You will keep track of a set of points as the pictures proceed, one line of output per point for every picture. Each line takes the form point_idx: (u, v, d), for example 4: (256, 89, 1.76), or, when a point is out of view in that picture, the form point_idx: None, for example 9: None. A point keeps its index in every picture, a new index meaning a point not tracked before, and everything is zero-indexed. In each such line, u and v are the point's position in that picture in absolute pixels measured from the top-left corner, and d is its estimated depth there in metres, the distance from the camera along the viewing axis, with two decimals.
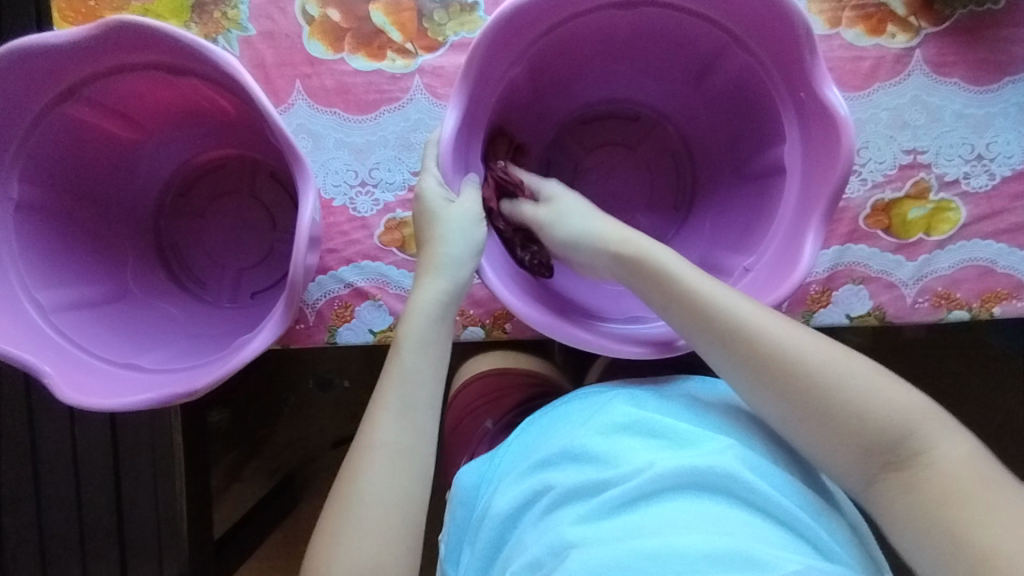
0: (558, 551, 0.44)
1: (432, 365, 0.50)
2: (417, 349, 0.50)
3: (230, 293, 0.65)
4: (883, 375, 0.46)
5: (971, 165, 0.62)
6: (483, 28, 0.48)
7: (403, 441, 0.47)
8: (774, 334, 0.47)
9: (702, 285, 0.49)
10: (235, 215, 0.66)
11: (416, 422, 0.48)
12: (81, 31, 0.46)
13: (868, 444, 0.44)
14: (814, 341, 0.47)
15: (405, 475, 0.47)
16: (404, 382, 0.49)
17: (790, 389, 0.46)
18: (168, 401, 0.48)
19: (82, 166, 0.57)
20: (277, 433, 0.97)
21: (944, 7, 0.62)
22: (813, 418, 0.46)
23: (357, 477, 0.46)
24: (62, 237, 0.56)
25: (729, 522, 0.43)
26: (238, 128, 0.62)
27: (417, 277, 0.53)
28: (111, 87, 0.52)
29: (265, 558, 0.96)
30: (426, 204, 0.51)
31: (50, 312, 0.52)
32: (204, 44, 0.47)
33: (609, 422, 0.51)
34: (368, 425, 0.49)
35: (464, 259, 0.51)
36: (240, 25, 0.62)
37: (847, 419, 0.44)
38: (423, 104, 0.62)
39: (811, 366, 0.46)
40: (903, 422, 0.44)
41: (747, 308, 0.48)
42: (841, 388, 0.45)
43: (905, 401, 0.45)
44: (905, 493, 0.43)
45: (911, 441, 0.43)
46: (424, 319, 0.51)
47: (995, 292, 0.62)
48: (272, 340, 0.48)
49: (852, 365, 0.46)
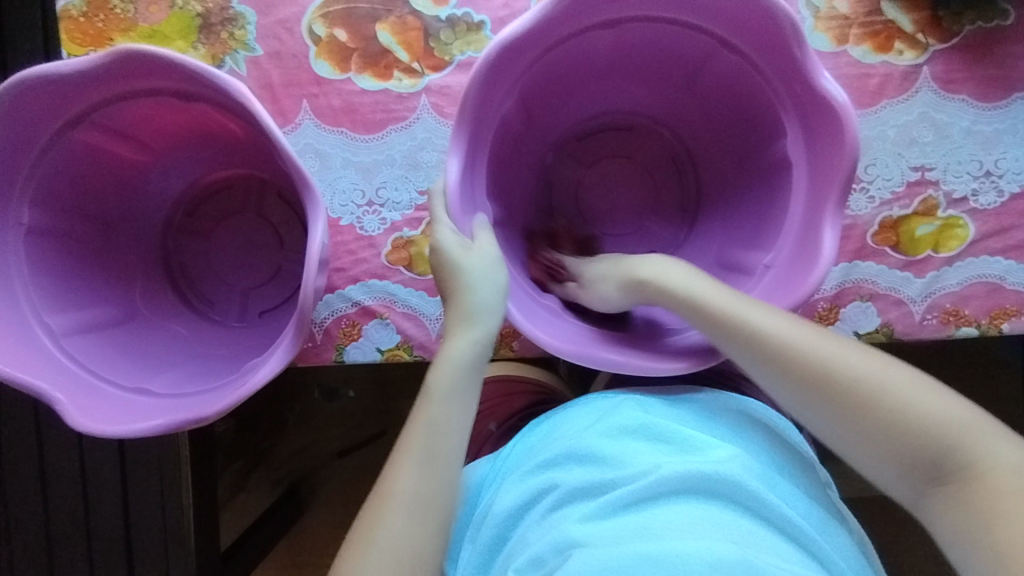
0: (562, 549, 0.43)
1: (459, 415, 0.50)
2: (446, 400, 0.49)
3: (238, 312, 0.65)
4: (920, 381, 0.45)
5: (979, 181, 0.62)
6: (491, 44, 0.48)
7: (425, 492, 0.47)
8: (805, 348, 0.47)
9: (728, 301, 0.49)
10: (242, 234, 0.67)
11: (439, 471, 0.47)
12: (91, 60, 0.46)
13: (911, 457, 0.44)
14: (847, 352, 0.47)
15: (426, 527, 0.46)
16: (429, 433, 0.48)
17: (831, 404, 0.46)
18: (178, 427, 0.48)
19: (91, 189, 0.58)
20: (284, 445, 0.97)
21: (951, 24, 0.61)
22: (853, 432, 0.45)
23: (374, 523, 0.46)
24: (72, 260, 0.57)
25: (731, 528, 0.43)
26: (246, 149, 0.62)
27: (446, 330, 0.53)
28: (120, 112, 0.52)
29: (272, 568, 0.96)
30: (445, 252, 0.51)
31: (60, 337, 0.52)
32: (213, 72, 0.47)
33: (618, 425, 0.51)
34: (390, 473, 0.48)
35: (491, 305, 0.51)
36: (247, 46, 0.62)
37: (887, 433, 0.44)
38: (430, 123, 0.62)
39: (846, 381, 0.45)
40: (944, 431, 0.43)
41: (775, 322, 0.48)
42: (877, 400, 0.44)
43: (947, 409, 0.44)
44: (958, 509, 0.42)
45: (957, 453, 0.43)
46: (453, 369, 0.50)
47: (1004, 309, 0.61)
48: (281, 365, 0.48)
49: (888, 374, 0.45)
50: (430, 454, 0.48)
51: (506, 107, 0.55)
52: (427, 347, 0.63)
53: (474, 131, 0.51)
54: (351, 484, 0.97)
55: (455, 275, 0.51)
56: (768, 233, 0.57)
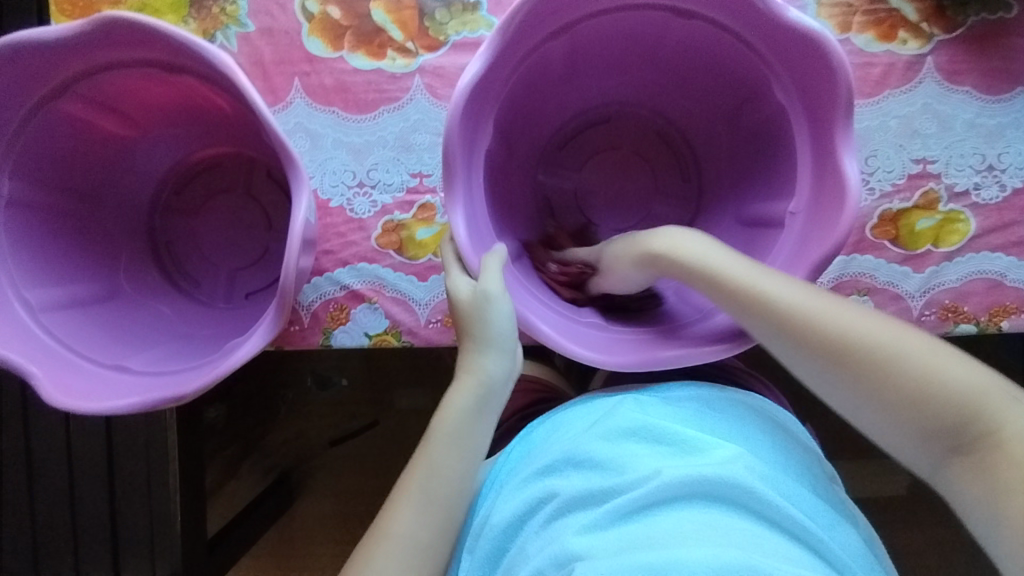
0: (563, 563, 0.42)
1: (463, 459, 0.49)
2: (450, 445, 0.49)
3: (224, 293, 0.64)
4: (943, 351, 0.42)
5: (981, 176, 0.60)
6: (499, 25, 0.47)
7: (422, 535, 0.46)
8: (821, 318, 0.44)
9: (739, 270, 0.47)
10: (231, 214, 0.66)
11: (437, 517, 0.47)
12: (72, 28, 0.45)
13: (931, 427, 0.41)
14: (865, 319, 0.44)
15: (421, 570, 0.45)
16: (430, 475, 0.48)
17: (849, 374, 0.43)
18: (155, 405, 0.47)
19: (76, 162, 0.57)
20: (274, 431, 0.96)
21: (957, 14, 0.60)
22: (873, 404, 0.43)
23: (369, 564, 0.45)
24: (54, 234, 0.56)
25: (736, 533, 0.42)
26: (235, 126, 0.61)
27: (458, 361, 0.52)
28: (104, 83, 0.51)
29: (260, 555, 0.95)
30: (458, 293, 0.50)
31: (39, 312, 0.51)
32: (197, 42, 0.46)
33: (615, 428, 0.50)
34: (388, 512, 0.47)
35: (500, 343, 0.50)
36: (239, 22, 0.61)
37: (906, 404, 0.41)
38: (423, 104, 0.61)
39: (865, 350, 0.42)
40: (964, 403, 0.40)
41: (789, 290, 0.45)
42: (897, 370, 0.41)
43: (969, 378, 0.41)
44: (979, 479, 0.40)
45: (978, 422, 0.40)
46: (459, 417, 0.49)
47: (1004, 306, 0.60)
48: (262, 345, 0.47)
49: (908, 342, 0.42)
50: (429, 496, 0.47)
51: (507, 92, 0.54)
52: (416, 333, 0.61)
53: (474, 112, 0.49)
54: (340, 472, 0.96)
55: (466, 317, 0.50)
56: (764, 223, 0.56)
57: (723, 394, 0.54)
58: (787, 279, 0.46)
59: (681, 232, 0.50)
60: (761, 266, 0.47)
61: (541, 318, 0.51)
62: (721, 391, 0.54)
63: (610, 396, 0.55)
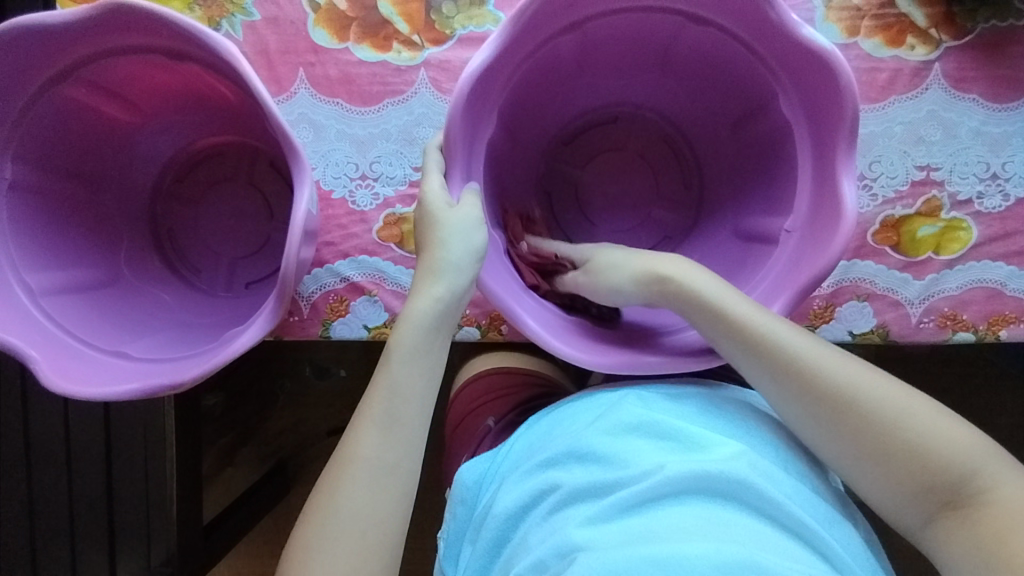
0: (565, 553, 0.42)
1: (422, 379, 0.48)
2: (408, 359, 0.47)
3: (224, 282, 0.64)
4: (940, 413, 0.43)
5: (985, 184, 0.60)
6: (505, 23, 0.47)
7: (386, 458, 0.45)
8: (824, 369, 0.46)
9: (750, 317, 0.48)
10: (233, 203, 0.66)
11: (400, 439, 0.46)
12: (77, 13, 0.45)
13: (926, 481, 0.42)
14: (867, 373, 0.45)
15: (389, 495, 0.44)
16: (391, 396, 0.47)
17: (847, 424, 0.44)
18: (153, 392, 0.47)
19: (78, 147, 0.57)
20: (271, 420, 0.96)
21: (966, 20, 0.60)
22: (870, 457, 0.43)
23: (335, 490, 0.44)
24: (55, 219, 0.56)
25: (736, 528, 0.41)
26: (239, 115, 0.61)
27: (414, 285, 0.50)
28: (109, 69, 0.51)
29: (255, 542, 0.96)
30: (427, 206, 0.49)
31: (39, 296, 0.51)
32: (202, 30, 0.46)
33: (619, 422, 0.50)
34: (352, 436, 0.46)
35: (462, 267, 0.49)
36: (245, 10, 0.61)
37: (904, 455, 0.42)
38: (428, 98, 0.61)
39: (867, 402, 0.44)
40: (962, 461, 0.41)
41: (796, 341, 0.47)
42: (896, 423, 0.43)
43: (966, 441, 0.42)
44: (969, 535, 0.40)
45: (974, 479, 0.41)
46: (418, 328, 0.48)
47: (1003, 315, 0.60)
48: (261, 335, 0.47)
49: (910, 400, 0.44)
50: (392, 418, 0.46)
51: (511, 88, 0.54)
52: None
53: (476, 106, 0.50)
54: None
55: (432, 226, 0.49)
56: (765, 228, 0.56)
57: (725, 396, 0.54)
58: (793, 328, 0.48)
59: (691, 269, 0.51)
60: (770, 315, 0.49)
61: (524, 308, 0.52)
62: (726, 392, 0.54)
63: (614, 391, 0.55)
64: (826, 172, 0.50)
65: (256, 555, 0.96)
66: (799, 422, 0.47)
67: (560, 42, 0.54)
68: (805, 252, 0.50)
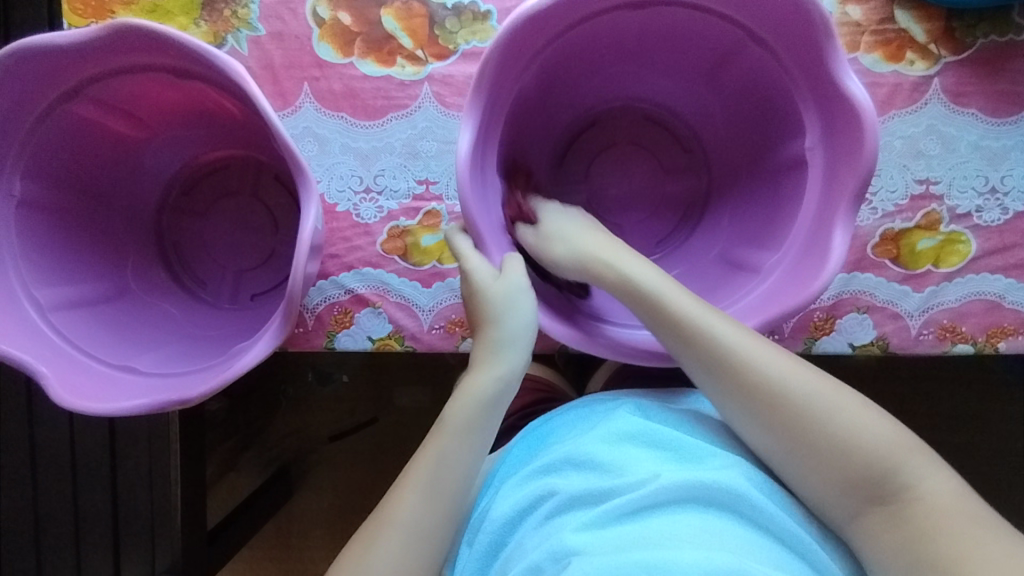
0: (559, 557, 0.43)
1: (472, 452, 0.49)
2: (462, 434, 0.49)
3: (230, 294, 0.64)
4: (865, 407, 0.45)
5: (984, 198, 0.61)
6: (500, 38, 0.47)
7: (425, 522, 0.46)
8: (756, 361, 0.47)
9: (691, 311, 0.49)
10: (238, 216, 0.66)
11: (441, 504, 0.47)
12: (85, 34, 0.46)
13: (853, 476, 0.44)
14: (795, 368, 0.47)
15: (424, 558, 0.45)
16: (439, 465, 0.48)
17: (777, 419, 0.46)
18: (161, 408, 0.47)
19: (84, 162, 0.57)
20: (275, 425, 0.97)
21: (965, 36, 0.61)
22: (800, 449, 0.45)
23: (370, 548, 0.45)
24: (62, 233, 0.56)
25: (731, 539, 0.42)
26: (243, 129, 0.62)
27: (471, 362, 0.53)
28: (116, 86, 0.52)
29: (258, 547, 0.96)
30: (475, 284, 0.52)
31: (48, 311, 0.52)
32: (209, 49, 0.46)
33: (616, 431, 0.50)
34: (391, 499, 0.47)
35: (518, 340, 0.51)
36: (250, 25, 0.62)
37: (831, 451, 0.44)
38: (431, 112, 0.62)
39: (795, 399, 0.46)
40: (886, 457, 0.43)
41: (734, 335, 0.48)
42: (822, 415, 0.45)
43: (891, 436, 0.44)
44: (894, 529, 0.42)
45: (897, 475, 0.43)
46: (474, 402, 0.50)
47: (1001, 327, 0.61)
48: (267, 352, 0.48)
49: (836, 395, 0.46)
50: (436, 485, 0.47)
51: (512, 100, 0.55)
52: (419, 338, 0.62)
53: (482, 120, 0.50)
54: (341, 468, 0.97)
55: (485, 304, 0.51)
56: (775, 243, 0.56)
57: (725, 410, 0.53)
58: (731, 323, 0.49)
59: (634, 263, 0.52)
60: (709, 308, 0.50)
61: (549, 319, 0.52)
62: None
63: (613, 399, 0.55)
64: (830, 190, 0.51)
65: (259, 559, 0.96)
66: (735, 417, 0.48)
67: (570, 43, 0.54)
68: (803, 269, 0.51)
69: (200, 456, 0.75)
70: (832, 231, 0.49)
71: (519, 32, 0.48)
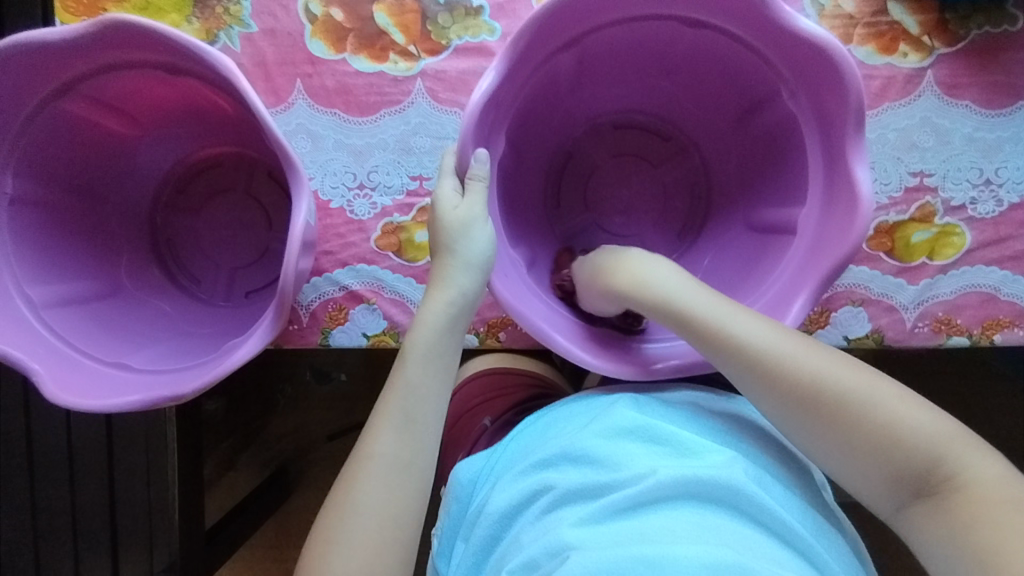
0: (556, 552, 0.43)
1: (438, 377, 0.49)
2: (423, 360, 0.49)
3: (224, 292, 0.64)
4: (902, 394, 0.44)
5: (979, 190, 0.61)
6: (504, 46, 0.48)
7: (402, 456, 0.46)
8: (785, 356, 0.46)
9: (716, 312, 0.48)
10: (233, 214, 0.66)
11: (417, 436, 0.47)
12: (74, 30, 0.46)
13: (897, 469, 0.43)
14: (831, 360, 0.46)
15: (404, 491, 0.46)
16: (407, 395, 0.48)
17: (815, 416, 0.45)
18: (154, 403, 0.47)
19: (76, 159, 0.57)
20: (273, 423, 0.97)
21: (959, 27, 0.60)
22: (835, 446, 0.45)
23: (353, 487, 0.45)
24: (54, 231, 0.56)
25: (728, 534, 0.42)
26: (237, 126, 0.62)
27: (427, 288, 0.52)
28: (107, 83, 0.52)
29: (258, 544, 0.96)
30: (437, 206, 0.51)
31: (41, 308, 0.52)
32: (199, 45, 0.46)
33: (612, 426, 0.50)
34: (368, 434, 0.47)
35: (473, 264, 0.50)
36: (242, 22, 0.61)
37: (873, 446, 0.43)
38: (424, 108, 0.62)
39: (832, 391, 0.45)
40: (929, 447, 0.42)
41: (764, 333, 0.47)
42: (856, 408, 0.44)
43: (931, 424, 0.43)
44: (942, 519, 0.41)
45: (942, 465, 0.42)
46: (431, 330, 0.50)
47: (997, 320, 0.61)
48: (260, 347, 0.48)
49: (872, 382, 0.45)
50: (409, 417, 0.47)
51: (518, 103, 0.55)
52: None
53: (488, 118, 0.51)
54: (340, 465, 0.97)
55: (443, 234, 0.50)
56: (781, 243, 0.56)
57: (723, 408, 0.53)
58: (760, 318, 0.48)
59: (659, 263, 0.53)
60: (736, 307, 0.49)
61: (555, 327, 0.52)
62: (720, 395, 0.54)
63: (608, 394, 0.55)
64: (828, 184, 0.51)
65: (258, 558, 0.96)
66: (773, 415, 0.47)
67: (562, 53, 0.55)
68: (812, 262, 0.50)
69: (197, 454, 0.75)
70: (836, 232, 0.49)
71: (516, 48, 0.48)
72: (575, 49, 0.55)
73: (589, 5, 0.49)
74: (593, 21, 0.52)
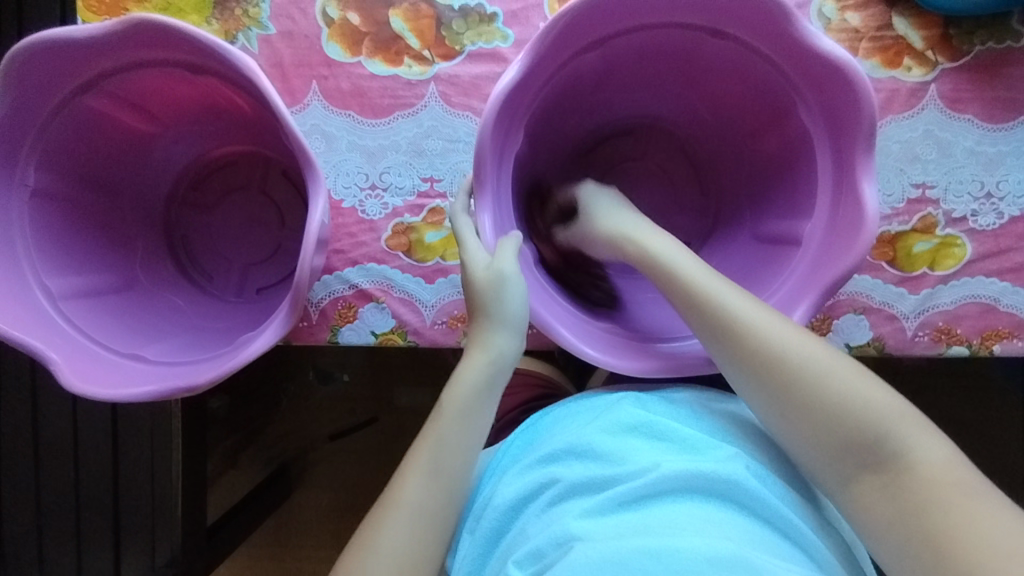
0: (561, 542, 0.44)
1: (469, 436, 0.50)
2: (457, 420, 0.50)
3: (236, 288, 0.66)
4: (859, 372, 0.45)
5: (979, 203, 0.62)
6: (501, 78, 0.49)
7: (429, 505, 0.47)
8: (753, 323, 0.47)
9: (701, 278, 0.50)
10: (246, 212, 0.68)
11: (443, 484, 0.48)
12: (99, 28, 0.47)
13: (845, 440, 0.44)
14: (797, 336, 0.47)
15: (427, 538, 0.46)
16: (438, 451, 0.49)
17: (776, 384, 0.46)
18: (167, 394, 0.48)
19: (95, 154, 0.58)
20: (275, 422, 0.97)
21: (962, 43, 0.62)
22: (791, 412, 0.46)
23: (377, 530, 0.46)
24: (70, 224, 0.57)
25: (731, 528, 0.43)
26: (253, 125, 0.63)
27: (466, 349, 0.53)
28: (129, 80, 0.53)
29: (258, 541, 0.96)
30: (471, 267, 0.52)
31: (59, 299, 0.53)
32: (221, 44, 0.47)
33: (618, 422, 0.51)
34: (396, 483, 0.48)
35: (512, 324, 0.52)
36: (261, 24, 0.63)
37: (825, 416, 0.44)
38: (437, 111, 0.63)
39: (791, 362, 0.46)
40: (884, 423, 0.43)
41: (735, 299, 0.48)
42: (817, 381, 0.45)
43: (885, 404, 0.44)
44: (886, 497, 0.42)
45: (889, 444, 0.43)
46: (466, 389, 0.51)
47: (996, 330, 0.62)
48: (274, 340, 0.49)
49: (830, 359, 0.46)
50: (436, 469, 0.48)
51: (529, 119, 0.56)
52: (421, 333, 0.63)
53: (499, 137, 0.52)
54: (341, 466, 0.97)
55: (479, 295, 0.51)
56: (783, 255, 0.57)
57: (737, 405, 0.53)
58: (735, 288, 0.50)
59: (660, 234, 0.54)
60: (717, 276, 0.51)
61: (589, 340, 0.52)
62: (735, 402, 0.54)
63: (613, 391, 0.55)
64: (842, 194, 0.52)
65: (258, 555, 0.96)
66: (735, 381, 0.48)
67: (564, 70, 0.56)
68: (819, 275, 0.51)
69: (202, 448, 0.75)
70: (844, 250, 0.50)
71: (512, 92, 0.50)
72: (569, 69, 0.56)
73: (578, 27, 0.51)
74: (579, 45, 0.53)
